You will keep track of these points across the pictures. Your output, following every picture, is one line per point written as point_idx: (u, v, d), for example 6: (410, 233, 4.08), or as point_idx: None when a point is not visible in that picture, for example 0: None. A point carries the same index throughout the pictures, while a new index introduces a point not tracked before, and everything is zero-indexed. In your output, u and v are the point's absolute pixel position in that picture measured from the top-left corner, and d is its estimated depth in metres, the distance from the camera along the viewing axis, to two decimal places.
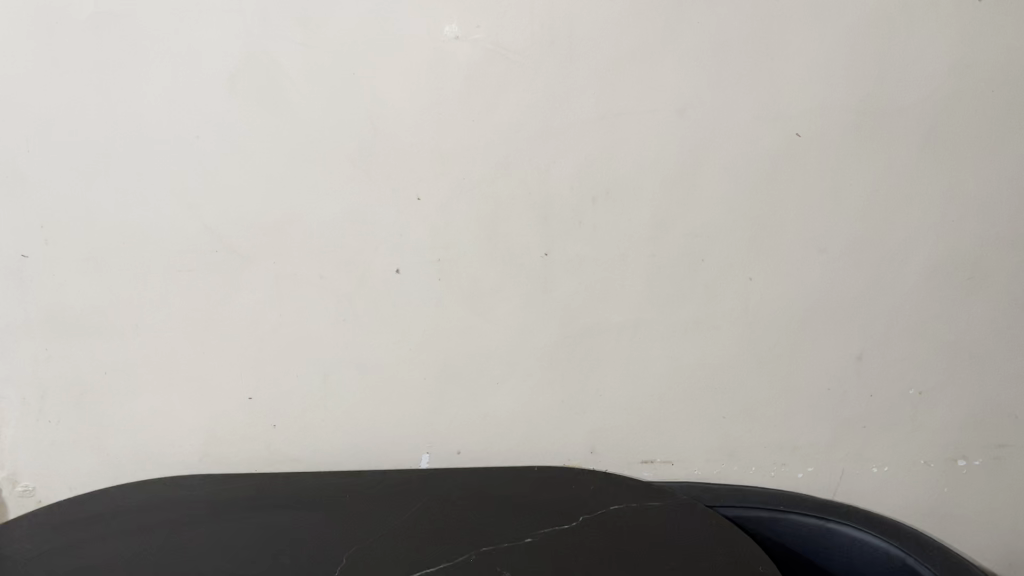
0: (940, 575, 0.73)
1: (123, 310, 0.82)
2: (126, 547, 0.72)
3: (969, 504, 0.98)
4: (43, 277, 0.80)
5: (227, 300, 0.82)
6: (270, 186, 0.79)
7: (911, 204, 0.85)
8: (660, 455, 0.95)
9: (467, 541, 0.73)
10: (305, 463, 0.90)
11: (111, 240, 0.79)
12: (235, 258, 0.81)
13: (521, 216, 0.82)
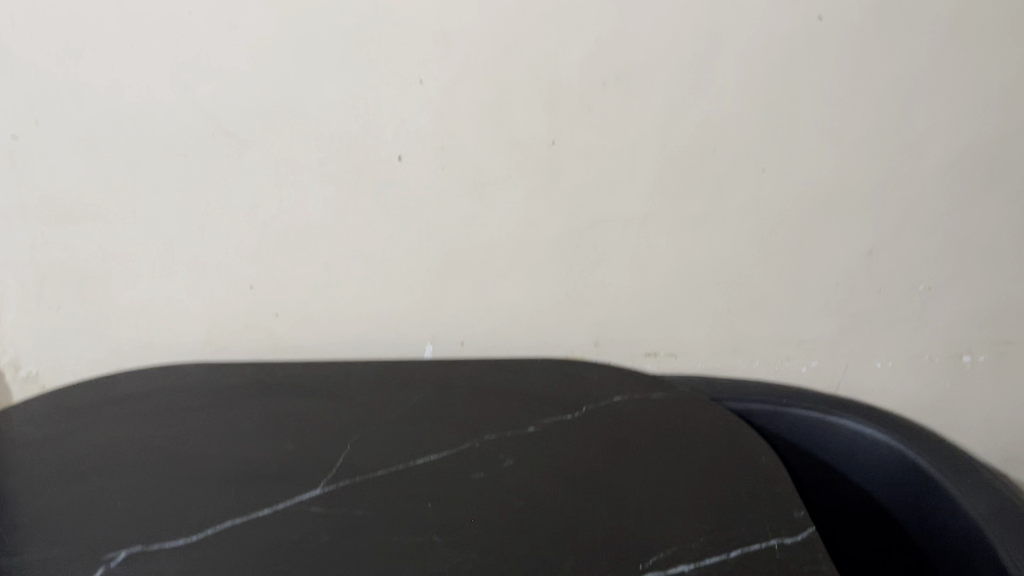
0: (939, 467, 0.74)
1: (119, 196, 0.81)
2: (132, 433, 0.73)
3: (970, 398, 0.98)
4: (34, 161, 0.78)
5: (224, 189, 0.81)
6: (267, 67, 0.76)
7: (932, 92, 0.82)
8: (663, 347, 0.95)
9: (470, 430, 0.74)
10: (308, 352, 0.92)
11: (101, 123, 0.77)
12: (233, 145, 0.79)
13: (528, 101, 0.79)
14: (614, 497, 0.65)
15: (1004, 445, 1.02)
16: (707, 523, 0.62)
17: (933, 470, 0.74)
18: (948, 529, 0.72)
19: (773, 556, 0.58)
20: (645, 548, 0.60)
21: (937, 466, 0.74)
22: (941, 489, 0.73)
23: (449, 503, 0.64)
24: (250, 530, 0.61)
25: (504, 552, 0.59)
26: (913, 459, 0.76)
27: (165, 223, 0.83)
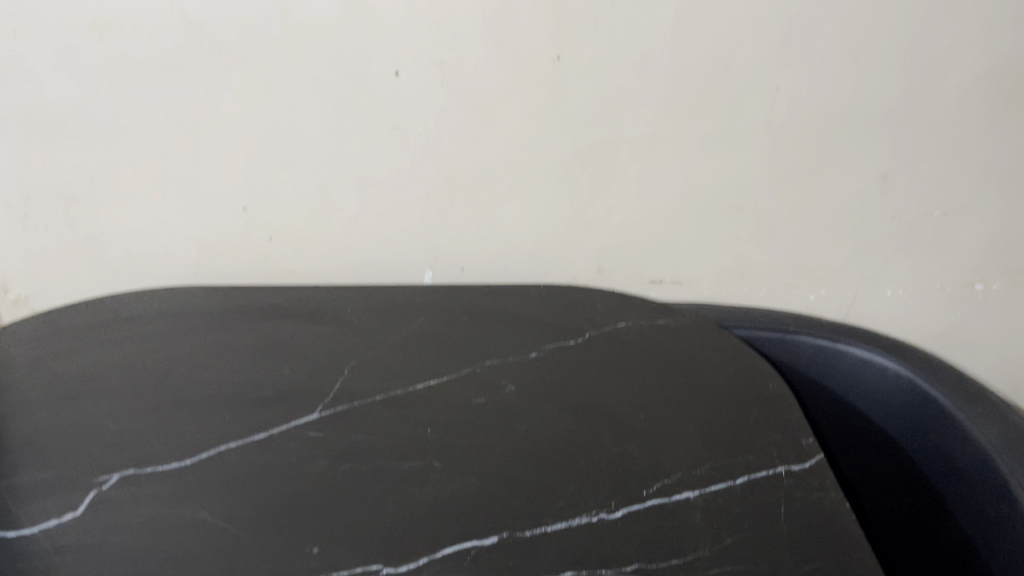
0: (949, 396, 0.72)
1: (104, 111, 0.77)
2: (124, 356, 0.72)
3: (980, 327, 0.97)
4: (14, 74, 0.75)
5: (214, 105, 0.78)
6: None
7: (961, 7, 0.77)
8: (669, 275, 0.93)
9: (471, 356, 0.72)
10: (304, 277, 0.90)
11: (82, 33, 0.73)
12: (222, 58, 0.75)
13: (532, 13, 0.75)
14: (619, 424, 0.64)
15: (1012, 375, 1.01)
16: (713, 450, 0.60)
17: (942, 399, 0.72)
18: (956, 458, 0.70)
19: (780, 484, 0.57)
20: (650, 474, 0.58)
21: (947, 394, 0.72)
22: (949, 418, 0.71)
23: (450, 429, 0.63)
24: (245, 454, 0.60)
25: (505, 478, 0.58)
26: (921, 387, 0.74)
27: (152, 141, 0.79)
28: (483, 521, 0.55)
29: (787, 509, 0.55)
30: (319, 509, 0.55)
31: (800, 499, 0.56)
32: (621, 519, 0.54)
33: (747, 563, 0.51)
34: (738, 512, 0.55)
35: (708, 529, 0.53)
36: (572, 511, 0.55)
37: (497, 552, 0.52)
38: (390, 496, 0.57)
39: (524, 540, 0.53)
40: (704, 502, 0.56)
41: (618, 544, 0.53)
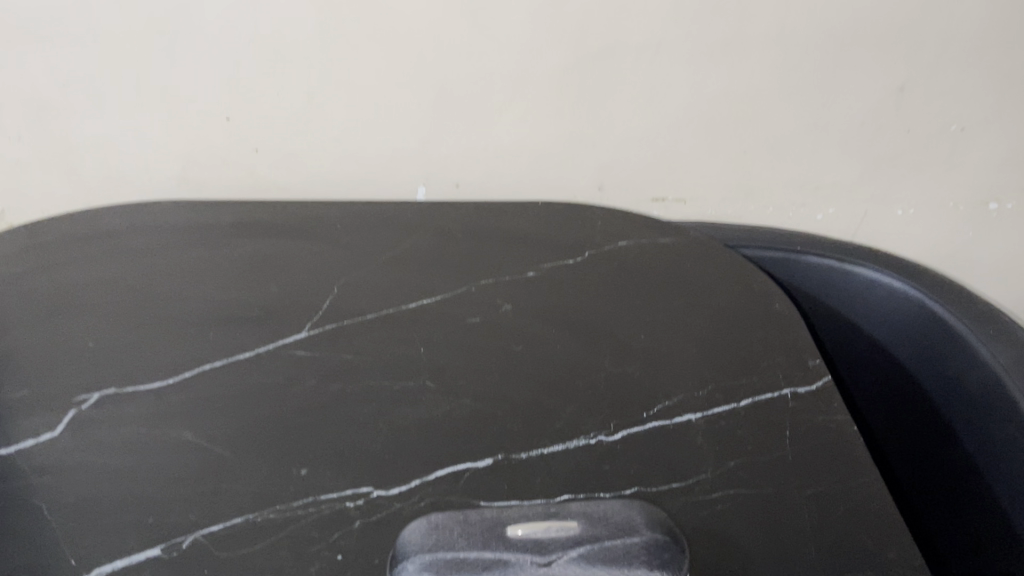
0: (959, 317, 0.69)
1: (73, 12, 0.72)
2: (103, 272, 0.69)
3: (991, 247, 0.94)
4: None
5: (190, 7, 0.73)
6: None
7: None
8: (672, 192, 0.90)
9: (465, 274, 0.69)
10: (293, 192, 0.86)
11: None
12: None
13: None
14: (619, 344, 0.61)
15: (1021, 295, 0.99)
16: (717, 371, 0.58)
17: (951, 322, 0.69)
18: (965, 381, 0.68)
19: (785, 406, 0.55)
20: (650, 396, 0.56)
21: (957, 317, 0.69)
22: (959, 339, 0.68)
23: (443, 349, 0.60)
24: (230, 373, 0.58)
25: (500, 399, 0.56)
26: (930, 309, 0.71)
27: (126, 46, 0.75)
28: (477, 443, 0.53)
29: (793, 432, 0.53)
30: (308, 430, 0.53)
31: (807, 422, 0.54)
32: (620, 441, 0.53)
33: (751, 487, 0.49)
34: (742, 434, 0.53)
35: (711, 452, 0.52)
36: (570, 433, 0.53)
37: (492, 474, 0.51)
38: (381, 417, 0.55)
39: (520, 462, 0.51)
40: (706, 425, 0.54)
41: (617, 467, 0.51)
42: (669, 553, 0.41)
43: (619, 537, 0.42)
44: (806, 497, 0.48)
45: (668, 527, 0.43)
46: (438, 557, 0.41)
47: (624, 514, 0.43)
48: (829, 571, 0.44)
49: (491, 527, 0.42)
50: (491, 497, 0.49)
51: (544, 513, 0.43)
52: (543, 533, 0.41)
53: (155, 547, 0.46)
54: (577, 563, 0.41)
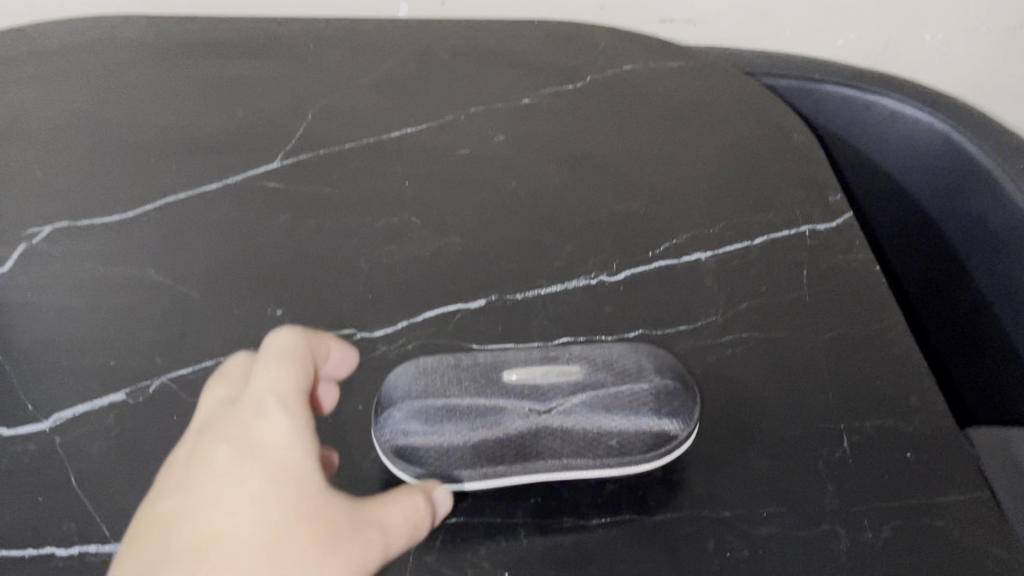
0: (998, 161, 0.60)
1: None
2: (49, 92, 0.62)
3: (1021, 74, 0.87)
4: None
5: None
6: None
7: None
8: (681, 12, 0.81)
9: (454, 100, 0.61)
10: (262, 7, 0.78)
11: None
12: None
13: None
14: (623, 175, 0.55)
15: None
16: (729, 205, 0.53)
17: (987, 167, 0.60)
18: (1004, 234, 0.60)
19: (803, 244, 0.50)
20: (657, 233, 0.51)
21: (994, 159, 0.60)
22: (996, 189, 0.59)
23: (430, 179, 0.55)
24: (195, 206, 0.52)
25: (494, 235, 0.51)
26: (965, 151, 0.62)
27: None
28: (469, 283, 0.49)
29: (811, 272, 0.49)
30: (283, 268, 0.49)
31: (826, 261, 0.49)
32: (624, 282, 0.48)
33: (764, 331, 0.46)
34: (756, 275, 0.49)
35: (721, 294, 0.48)
36: (570, 272, 0.49)
37: (486, 316, 0.47)
38: (363, 254, 0.50)
39: (516, 304, 0.47)
40: (717, 264, 0.49)
41: (621, 309, 0.47)
42: (679, 401, 0.38)
43: (626, 383, 0.38)
44: (823, 342, 0.45)
45: (677, 374, 0.39)
46: (427, 404, 0.37)
47: (631, 360, 0.39)
48: (846, 416, 0.41)
49: (485, 370, 0.38)
50: (484, 341, 0.46)
51: (545, 355, 0.39)
52: (543, 378, 0.37)
53: (121, 390, 0.42)
54: (580, 409, 0.37)
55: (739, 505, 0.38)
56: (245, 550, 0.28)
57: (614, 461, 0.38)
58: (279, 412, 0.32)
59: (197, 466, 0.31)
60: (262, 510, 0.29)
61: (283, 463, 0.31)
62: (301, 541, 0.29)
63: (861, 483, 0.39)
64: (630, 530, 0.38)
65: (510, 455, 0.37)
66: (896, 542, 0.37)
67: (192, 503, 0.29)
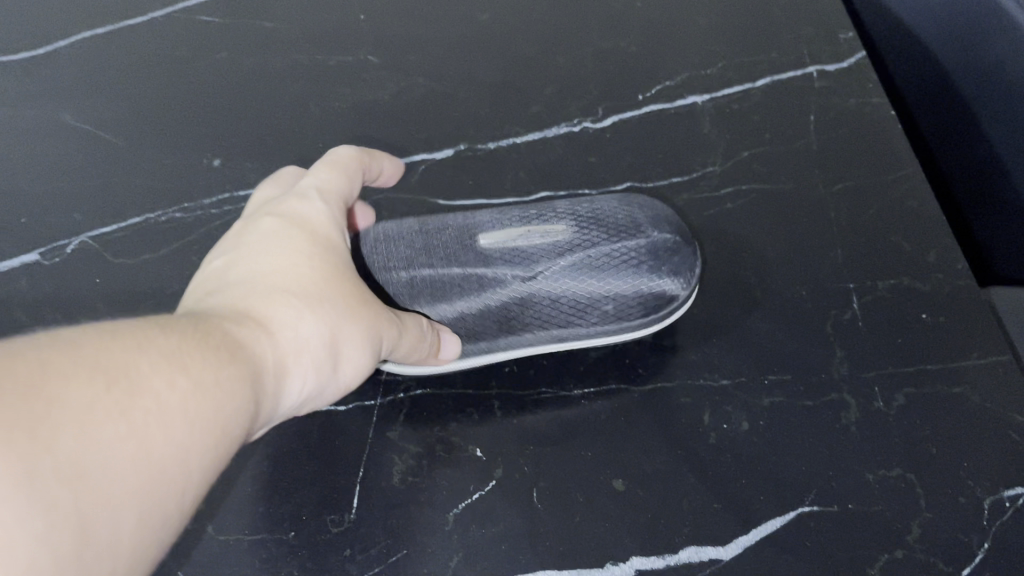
0: None
1: None
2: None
3: None
4: None
5: None
6: None
7: None
8: None
9: None
10: None
11: None
12: None
13: None
14: (609, 8, 0.48)
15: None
16: (729, 43, 0.47)
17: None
18: None
19: (811, 87, 0.45)
20: (647, 74, 0.45)
21: None
22: None
23: (388, 12, 0.48)
24: (116, 42, 0.45)
25: (462, 77, 0.45)
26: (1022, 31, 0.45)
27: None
28: (434, 130, 0.43)
29: (819, 118, 0.43)
30: (220, 113, 0.43)
31: (837, 105, 0.44)
32: (610, 130, 0.43)
33: (767, 183, 0.41)
34: (758, 120, 0.43)
35: (719, 142, 0.42)
36: (548, 119, 0.43)
37: (454, 168, 0.41)
38: (312, 98, 0.44)
39: (488, 155, 0.42)
40: (714, 109, 0.44)
41: (606, 160, 0.42)
42: (680, 257, 0.33)
43: (620, 241, 0.32)
44: (832, 195, 0.40)
45: (676, 224, 0.33)
46: (386, 281, 0.31)
47: (623, 210, 0.33)
48: (858, 277, 0.37)
49: (451, 234, 0.32)
50: (452, 196, 0.40)
51: (521, 213, 0.33)
52: (522, 242, 0.31)
53: (33, 251, 0.37)
54: (568, 275, 0.32)
55: (737, 373, 0.34)
56: (289, 283, 0.25)
57: (610, 328, 0.33)
58: (325, 198, 0.28)
59: (240, 228, 0.27)
60: (305, 257, 0.26)
61: (330, 238, 0.27)
62: (344, 291, 0.26)
63: (873, 349, 0.35)
64: (617, 402, 0.34)
65: (493, 328, 0.33)
66: (912, 411, 0.33)
67: (235, 257, 0.26)
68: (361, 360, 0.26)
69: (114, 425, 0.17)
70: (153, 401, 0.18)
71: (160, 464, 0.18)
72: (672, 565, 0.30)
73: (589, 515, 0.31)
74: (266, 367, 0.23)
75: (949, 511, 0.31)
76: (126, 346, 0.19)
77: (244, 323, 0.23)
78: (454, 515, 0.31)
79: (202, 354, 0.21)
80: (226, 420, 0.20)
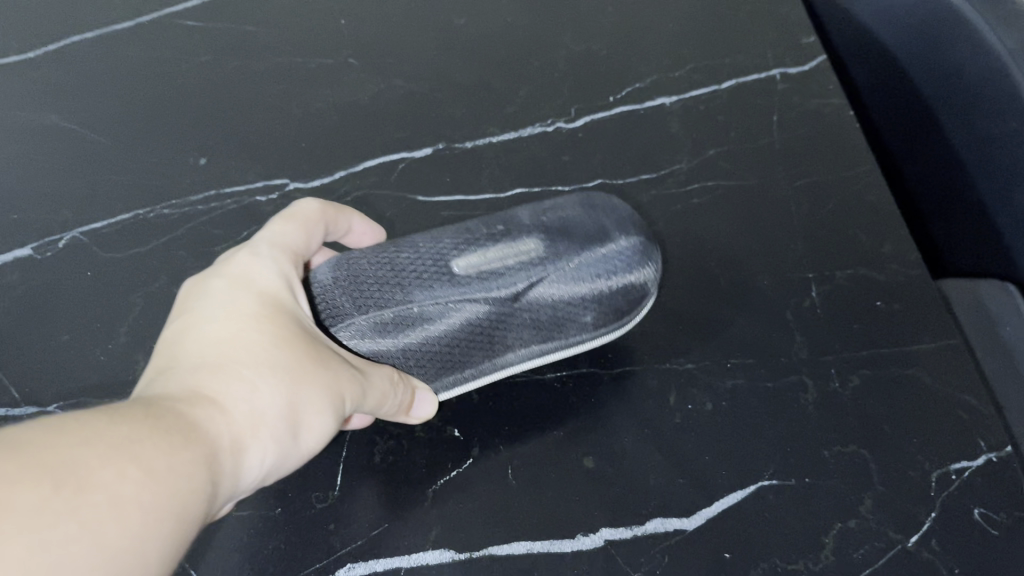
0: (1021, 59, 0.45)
1: None
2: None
3: None
4: None
5: None
6: None
7: None
8: None
9: None
10: None
11: None
12: None
13: None
14: (581, 12, 0.50)
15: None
16: (696, 47, 0.49)
17: (1005, 54, 0.45)
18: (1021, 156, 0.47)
19: (774, 88, 0.47)
20: (617, 77, 0.47)
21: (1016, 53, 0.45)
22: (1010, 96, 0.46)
23: (368, 16, 0.49)
24: (103, 46, 0.47)
25: (440, 79, 0.47)
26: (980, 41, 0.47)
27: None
28: (412, 129, 0.44)
29: (782, 118, 0.45)
30: (206, 113, 0.44)
31: (799, 106, 0.46)
32: (583, 129, 0.45)
33: (732, 179, 0.43)
34: (724, 120, 0.45)
35: (686, 141, 0.44)
36: (524, 119, 0.45)
37: (432, 165, 0.43)
38: (295, 99, 0.45)
39: (465, 153, 0.43)
40: (681, 110, 0.46)
41: (578, 157, 0.44)
42: (647, 255, 0.33)
43: (592, 252, 0.32)
44: (795, 190, 0.42)
45: (638, 222, 0.34)
46: (361, 322, 0.30)
47: (588, 218, 0.33)
48: (817, 268, 0.39)
49: (420, 262, 0.31)
50: (431, 192, 0.42)
51: (486, 229, 0.32)
52: (495, 261, 0.31)
53: (26, 246, 0.39)
54: (546, 291, 0.32)
55: (702, 357, 0.36)
56: (241, 354, 0.27)
57: (587, 337, 0.35)
58: (278, 252, 0.31)
59: (193, 293, 0.29)
60: (263, 327, 0.28)
61: (278, 296, 0.29)
62: (293, 351, 0.27)
63: (831, 333, 0.37)
64: (587, 386, 0.35)
65: (477, 349, 0.33)
66: (866, 391, 0.35)
67: (188, 327, 0.28)
68: (319, 417, 0.27)
69: (66, 523, 0.19)
70: (105, 492, 0.20)
71: (117, 552, 0.19)
72: (638, 535, 0.31)
73: (560, 490, 0.32)
74: (220, 443, 0.24)
75: (900, 483, 0.33)
76: (74, 445, 0.20)
77: (200, 403, 0.25)
78: (434, 490, 0.33)
79: (151, 443, 0.22)
80: (177, 505, 0.21)
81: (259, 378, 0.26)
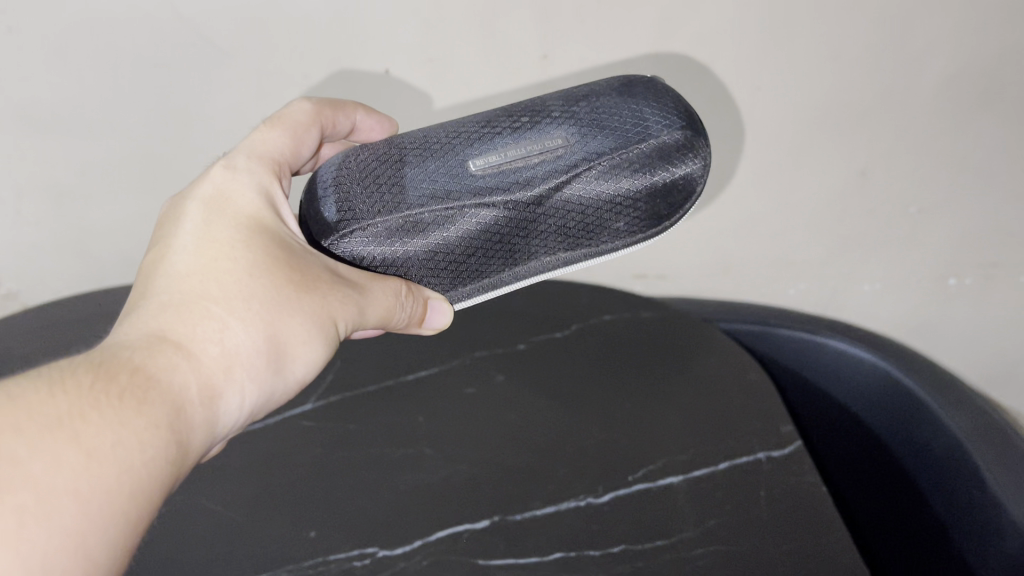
0: (996, 470, 0.62)
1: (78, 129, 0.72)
2: None
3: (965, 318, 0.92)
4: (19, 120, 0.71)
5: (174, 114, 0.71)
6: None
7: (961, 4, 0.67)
8: (653, 269, 0.90)
9: (461, 346, 0.71)
10: None
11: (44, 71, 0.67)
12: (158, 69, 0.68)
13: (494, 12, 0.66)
14: (605, 410, 0.64)
15: (1008, 391, 1.00)
16: (696, 433, 0.62)
17: (958, 429, 0.65)
18: (991, 536, 0.62)
19: (760, 468, 0.59)
20: (635, 459, 0.60)
21: (991, 467, 0.62)
22: (986, 495, 0.62)
23: (442, 414, 0.64)
24: (246, 442, 0.62)
25: (495, 462, 0.60)
26: (962, 450, 0.65)
27: (96, 136, 0.72)
28: (474, 504, 0.56)
29: (768, 493, 0.57)
30: (318, 494, 0.57)
31: (780, 483, 0.58)
32: (609, 502, 0.56)
33: (729, 544, 0.53)
34: (723, 494, 0.57)
35: (692, 511, 0.56)
36: (562, 495, 0.57)
37: (490, 535, 0.54)
38: (386, 480, 0.58)
39: (518, 524, 0.55)
40: (688, 487, 0.57)
41: (604, 527, 0.55)
42: (666, 152, 0.50)
43: (603, 147, 0.49)
44: (780, 554, 0.52)
45: (663, 112, 0.50)
46: (379, 225, 0.47)
47: (610, 120, 0.50)
48: None
49: (458, 158, 0.48)
50: (488, 557, 0.53)
51: (516, 126, 0.49)
52: (511, 165, 0.48)
53: None
54: (564, 188, 0.50)
55: None
56: (220, 293, 0.42)
57: (612, 225, 0.53)
58: (254, 169, 0.50)
59: (192, 211, 0.47)
60: (239, 273, 0.43)
61: (250, 228, 0.46)
62: (262, 286, 0.43)
63: None
64: None
65: (495, 241, 0.51)
66: None
67: (184, 256, 0.44)
68: (296, 333, 0.43)
69: (26, 494, 0.30)
70: (44, 473, 0.30)
71: (80, 500, 0.31)
72: None
73: None
74: (178, 383, 0.37)
75: None
76: (17, 434, 0.31)
77: (169, 351, 0.38)
78: None
79: (93, 413, 0.33)
80: (121, 455, 0.33)
81: (232, 315, 0.41)
